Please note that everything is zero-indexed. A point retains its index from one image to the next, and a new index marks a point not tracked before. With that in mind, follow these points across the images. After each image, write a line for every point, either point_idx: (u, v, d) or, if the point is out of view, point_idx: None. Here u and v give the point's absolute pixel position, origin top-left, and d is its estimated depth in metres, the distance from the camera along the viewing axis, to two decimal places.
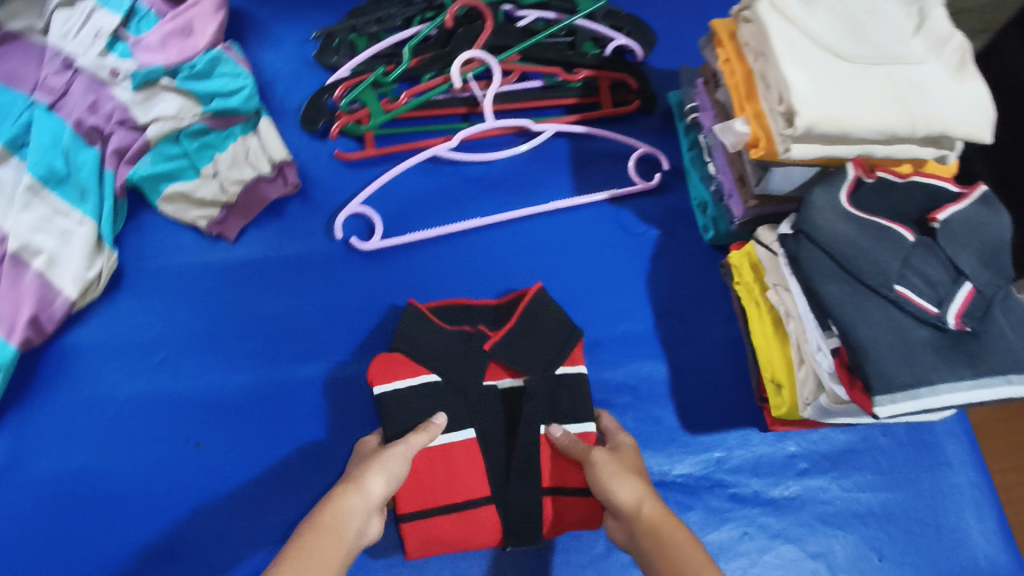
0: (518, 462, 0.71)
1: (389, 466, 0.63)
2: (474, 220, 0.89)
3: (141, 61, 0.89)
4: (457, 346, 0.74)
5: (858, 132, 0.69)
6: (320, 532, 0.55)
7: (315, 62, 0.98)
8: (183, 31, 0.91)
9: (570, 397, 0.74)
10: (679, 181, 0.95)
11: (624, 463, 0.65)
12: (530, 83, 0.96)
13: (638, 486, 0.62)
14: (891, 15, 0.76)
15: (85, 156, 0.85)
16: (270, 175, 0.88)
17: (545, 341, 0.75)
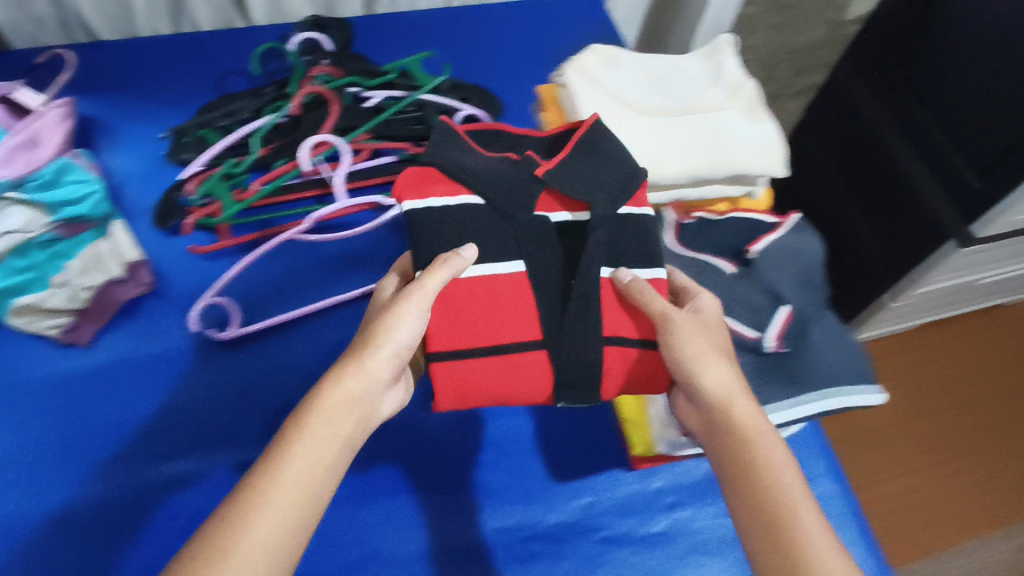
0: (573, 312, 0.68)
1: (397, 336, 0.63)
2: (333, 297, 0.92)
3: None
4: (502, 166, 0.72)
5: (668, 173, 0.74)
6: (316, 431, 0.57)
7: (166, 159, 0.99)
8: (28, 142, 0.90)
9: (636, 240, 0.72)
10: None
11: (712, 341, 0.65)
12: (384, 158, 0.99)
13: (727, 370, 0.63)
14: (688, 69, 0.83)
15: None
16: (123, 278, 0.88)
17: (602, 172, 0.73)
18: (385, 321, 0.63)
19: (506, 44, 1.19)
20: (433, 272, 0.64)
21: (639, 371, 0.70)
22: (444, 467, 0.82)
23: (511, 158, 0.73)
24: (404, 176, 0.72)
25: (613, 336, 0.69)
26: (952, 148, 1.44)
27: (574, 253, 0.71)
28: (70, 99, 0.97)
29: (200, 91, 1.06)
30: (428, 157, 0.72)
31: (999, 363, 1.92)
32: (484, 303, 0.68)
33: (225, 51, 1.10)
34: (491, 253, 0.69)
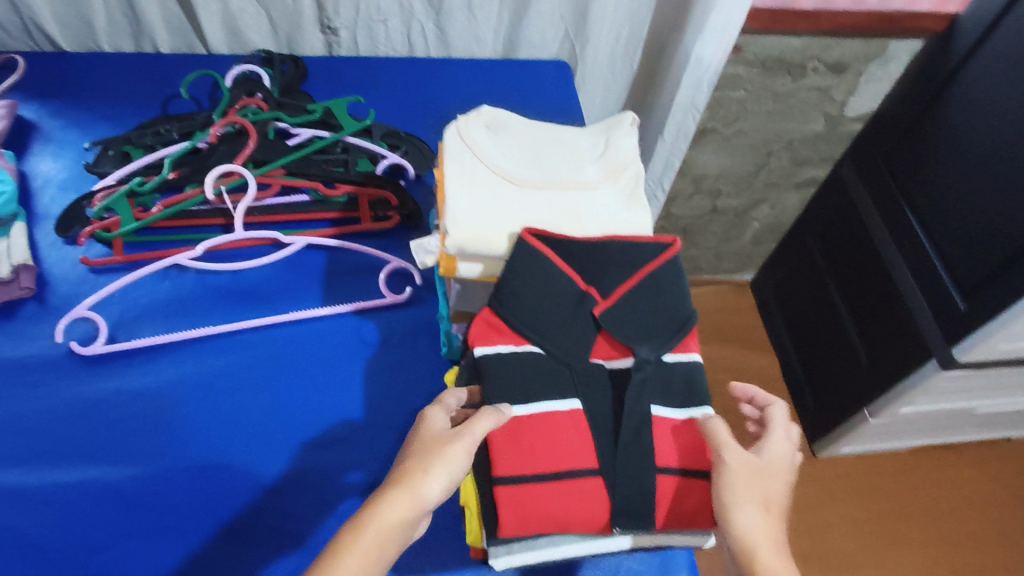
0: (626, 444, 0.63)
1: (454, 467, 0.59)
2: (210, 328, 0.89)
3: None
4: (562, 307, 0.68)
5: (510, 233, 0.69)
6: (357, 565, 0.53)
7: (86, 170, 1.01)
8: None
9: (685, 379, 0.69)
10: (430, 296, 0.96)
11: (753, 491, 0.60)
12: (297, 197, 0.99)
13: (762, 517, 0.58)
14: (575, 143, 0.80)
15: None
16: (5, 278, 0.87)
17: (659, 316, 0.70)
18: (437, 456, 0.59)
19: (458, 99, 1.18)
20: (480, 423, 0.61)
21: (694, 512, 0.63)
22: (265, 522, 0.77)
23: (577, 287, 0.69)
24: (473, 327, 0.69)
25: (667, 467, 0.63)
26: (940, 261, 1.30)
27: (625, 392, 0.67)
28: (12, 102, 1.03)
29: (142, 106, 1.09)
30: (497, 304, 0.68)
31: (1001, 501, 1.72)
32: (535, 429, 0.63)
33: (178, 74, 1.13)
34: (546, 392, 0.65)
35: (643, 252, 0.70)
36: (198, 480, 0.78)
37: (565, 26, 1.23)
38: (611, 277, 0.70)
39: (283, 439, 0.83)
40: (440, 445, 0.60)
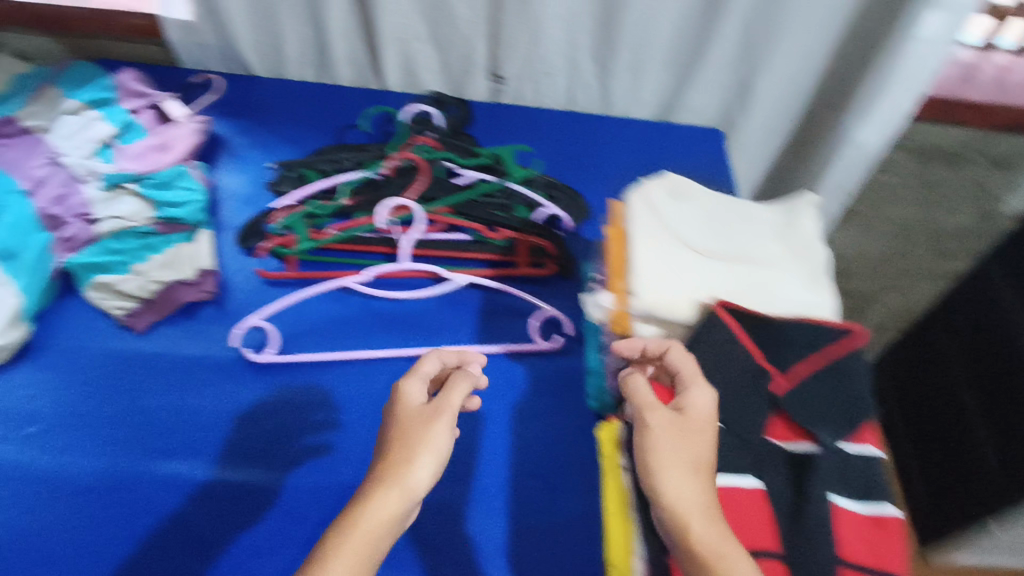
0: (804, 533, 0.59)
1: (436, 447, 0.68)
2: (370, 351, 0.93)
3: (118, 165, 1.07)
4: (737, 378, 0.68)
5: (697, 302, 0.71)
6: (359, 539, 0.61)
7: (266, 187, 1.08)
8: (165, 145, 1.09)
9: (864, 474, 0.64)
10: (577, 349, 0.97)
11: (681, 453, 0.60)
12: (458, 235, 1.03)
13: (688, 481, 0.59)
14: (756, 215, 0.80)
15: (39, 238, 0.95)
16: (190, 281, 0.95)
17: (838, 399, 0.67)
18: (421, 437, 0.68)
19: (612, 155, 1.21)
20: (453, 397, 0.71)
21: None
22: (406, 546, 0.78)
23: (756, 362, 0.69)
24: (647, 387, 0.70)
25: (852, 563, 0.58)
26: None
27: (804, 477, 0.63)
28: (208, 119, 1.12)
29: (319, 133, 1.16)
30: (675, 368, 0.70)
31: None
32: (714, 501, 0.62)
33: (353, 106, 1.20)
34: (723, 464, 0.64)
35: (824, 333, 0.69)
36: (319, 478, 0.82)
37: (724, 94, 1.24)
38: (789, 356, 0.69)
39: None
40: (422, 424, 0.69)
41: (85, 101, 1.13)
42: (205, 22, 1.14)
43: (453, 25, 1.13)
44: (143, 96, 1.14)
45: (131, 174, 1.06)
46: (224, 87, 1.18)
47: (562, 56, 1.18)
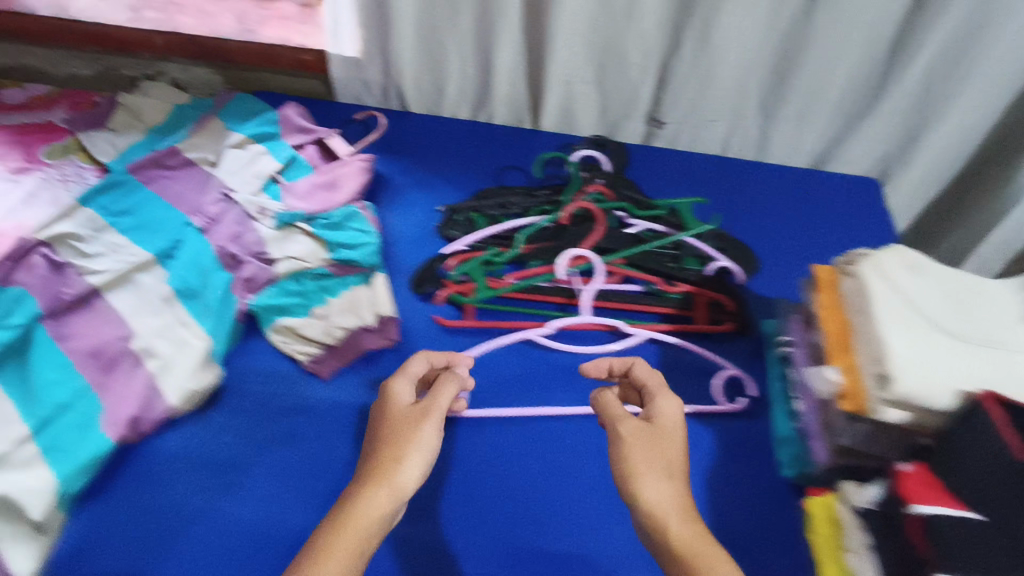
0: None
1: (423, 445, 0.72)
2: (557, 407, 0.90)
3: (288, 203, 1.06)
4: (1003, 473, 0.63)
5: (959, 393, 0.68)
6: (356, 528, 0.64)
7: (436, 231, 1.07)
8: (333, 184, 1.08)
9: None
10: (764, 412, 0.94)
11: (650, 459, 0.70)
12: (630, 286, 1.01)
13: (662, 487, 0.68)
14: (998, 298, 0.77)
15: (218, 276, 0.97)
16: (373, 327, 0.95)
17: None
18: (407, 437, 0.72)
19: (771, 205, 1.17)
20: (441, 399, 0.76)
21: None
22: None
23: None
24: (905, 478, 0.69)
25: None
26: None
27: None
28: (372, 156, 1.11)
29: (479, 175, 1.15)
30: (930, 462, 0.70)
31: None
32: None
33: (506, 149, 1.20)
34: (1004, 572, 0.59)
35: None
36: (525, 544, 0.80)
37: (887, 146, 1.20)
38: None
39: (617, 525, 0.82)
40: (410, 425, 0.73)
41: (250, 135, 1.12)
42: (372, 59, 1.12)
43: (624, 69, 1.12)
44: (307, 131, 1.13)
45: (301, 212, 1.05)
46: (385, 120, 1.15)
47: (727, 104, 1.15)
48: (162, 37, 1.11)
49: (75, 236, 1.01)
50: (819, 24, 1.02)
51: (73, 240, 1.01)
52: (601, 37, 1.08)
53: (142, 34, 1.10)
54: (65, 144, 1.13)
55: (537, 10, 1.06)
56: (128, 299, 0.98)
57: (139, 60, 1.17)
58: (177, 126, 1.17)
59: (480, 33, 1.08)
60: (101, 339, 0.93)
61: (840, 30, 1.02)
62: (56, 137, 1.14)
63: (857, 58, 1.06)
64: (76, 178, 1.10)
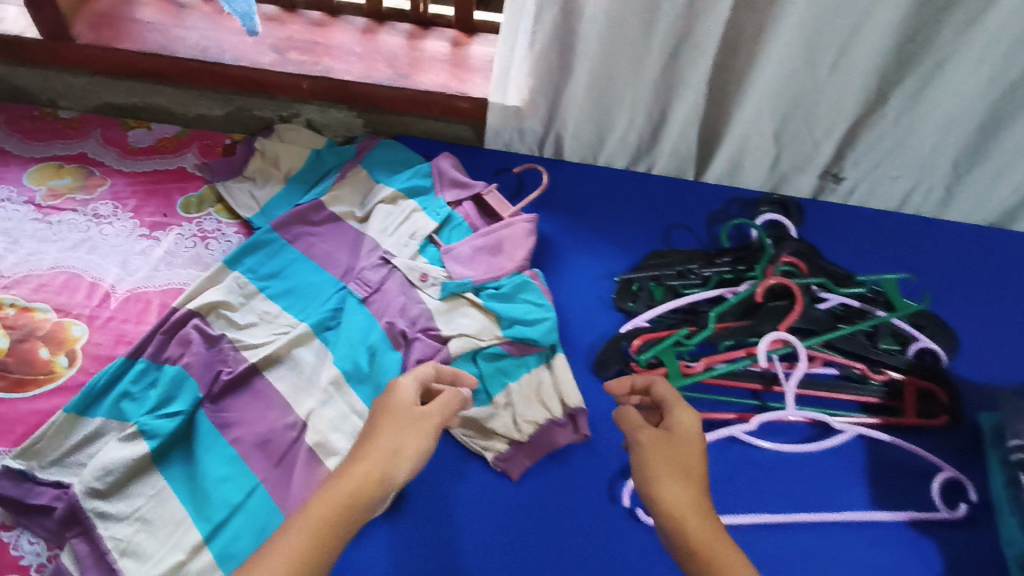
0: None
1: (417, 442, 0.70)
2: (766, 515, 0.84)
3: (452, 270, 0.97)
4: None
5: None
6: (336, 503, 0.63)
7: (610, 303, 0.98)
8: (497, 248, 0.99)
9: None
10: (991, 521, 0.86)
11: (671, 464, 0.67)
12: (828, 370, 0.93)
13: (676, 488, 0.65)
14: None
15: (390, 357, 0.90)
16: (562, 420, 0.87)
17: None
18: (398, 430, 0.70)
19: (961, 269, 1.07)
20: (437, 409, 0.73)
21: None
22: None
23: None
24: None
25: None
26: None
27: None
28: (535, 216, 1.02)
29: (645, 235, 1.06)
30: None
31: None
32: None
33: (668, 203, 1.10)
34: None
35: None
36: None
37: None
38: None
39: None
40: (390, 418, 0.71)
41: (401, 190, 1.04)
42: (535, 108, 1.03)
43: (811, 122, 1.02)
44: (463, 186, 1.04)
45: (469, 281, 0.96)
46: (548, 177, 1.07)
47: (916, 161, 1.06)
48: (309, 81, 1.02)
49: (228, 304, 0.94)
50: None
51: (227, 309, 0.94)
52: (792, 91, 0.98)
53: (288, 77, 1.01)
54: (200, 196, 1.06)
55: (726, 60, 0.97)
56: (288, 378, 0.91)
57: (275, 102, 1.08)
58: (321, 175, 1.07)
59: (658, 84, 0.98)
60: (268, 427, 0.87)
61: None
62: (191, 188, 1.06)
63: None
64: (216, 234, 1.03)
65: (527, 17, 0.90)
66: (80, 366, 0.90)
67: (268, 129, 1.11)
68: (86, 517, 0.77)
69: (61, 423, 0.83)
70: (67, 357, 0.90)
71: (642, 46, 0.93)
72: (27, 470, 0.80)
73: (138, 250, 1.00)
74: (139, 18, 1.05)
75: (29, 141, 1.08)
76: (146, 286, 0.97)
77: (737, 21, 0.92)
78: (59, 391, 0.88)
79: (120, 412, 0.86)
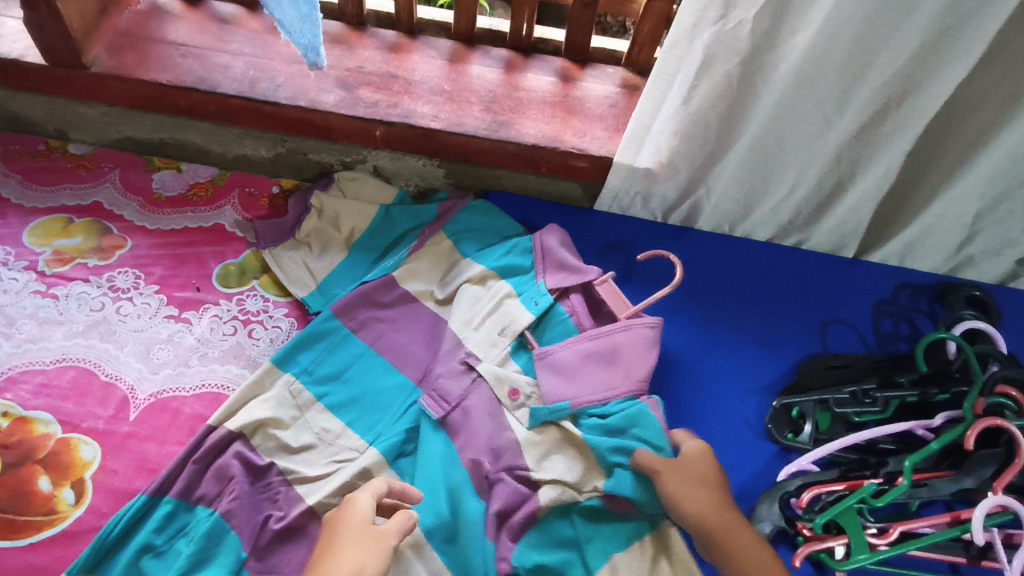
0: None
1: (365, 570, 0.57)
2: None
3: (545, 387, 0.73)
4: None
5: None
6: None
7: (764, 433, 0.79)
8: (610, 360, 0.74)
9: None
10: None
11: (687, 477, 0.66)
12: None
13: (696, 487, 0.66)
14: None
15: (473, 506, 0.68)
16: None
17: None
18: (346, 554, 0.58)
19: None
20: (396, 529, 0.60)
21: None
22: None
23: None
24: None
25: None
26: None
27: None
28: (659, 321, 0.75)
29: (795, 332, 0.86)
30: None
31: None
32: None
33: (822, 289, 0.89)
34: None
35: None
36: None
37: None
38: None
39: None
40: (343, 518, 0.61)
41: (493, 269, 0.82)
42: (672, 171, 0.81)
43: None
44: (572, 269, 0.80)
45: (566, 406, 0.71)
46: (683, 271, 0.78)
47: None
48: (383, 128, 0.81)
49: (277, 422, 0.73)
50: None
51: (275, 425, 0.73)
52: (1019, 171, 0.75)
53: (357, 122, 0.80)
54: (242, 264, 0.85)
55: (938, 126, 0.73)
56: None
57: (338, 146, 0.86)
58: (391, 246, 0.86)
59: (841, 152, 0.76)
60: None
61: None
62: (231, 253, 0.85)
63: None
64: (262, 317, 0.82)
65: (691, 67, 0.68)
66: (90, 502, 0.70)
67: (328, 178, 0.90)
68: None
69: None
70: (73, 490, 0.70)
71: (835, 108, 0.70)
72: None
73: (165, 337, 0.79)
74: (170, 38, 0.83)
75: (30, 185, 0.87)
76: (174, 387, 0.77)
77: (970, 82, 0.68)
78: (63, 539, 0.68)
79: (140, 572, 0.66)
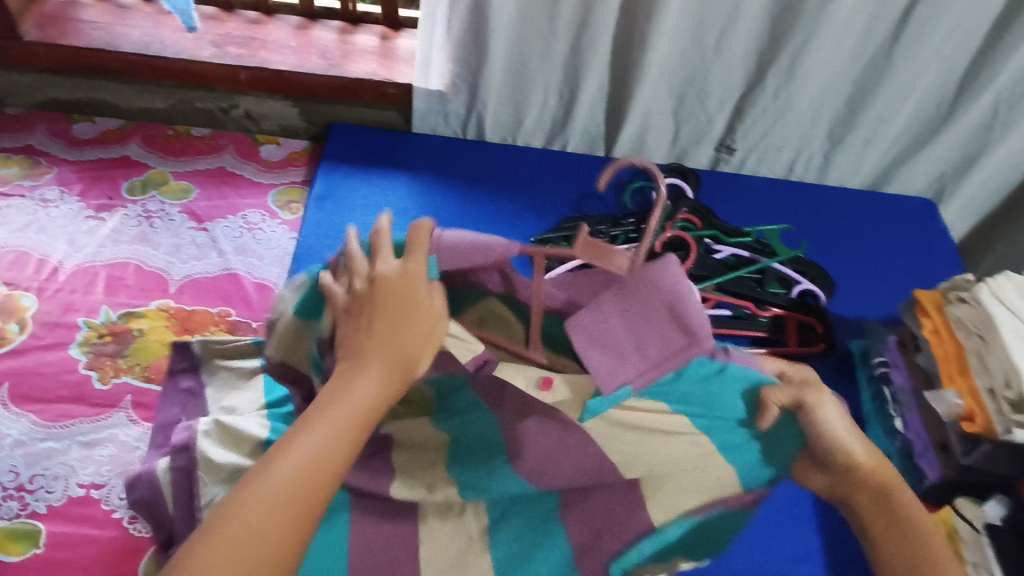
0: None
1: (409, 357, 0.59)
2: None
3: (597, 369, 0.61)
4: None
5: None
6: (331, 424, 0.55)
7: None
8: (659, 315, 0.60)
9: None
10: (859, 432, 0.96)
11: (852, 427, 0.62)
12: (720, 311, 1.03)
13: (840, 414, 0.61)
14: None
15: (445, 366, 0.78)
16: None
17: None
18: (400, 335, 0.59)
19: (841, 225, 1.20)
20: (442, 310, 0.62)
21: None
22: None
23: None
24: None
25: None
26: None
27: None
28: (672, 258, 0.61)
29: (558, 204, 1.15)
30: None
31: None
32: None
33: (583, 173, 1.20)
34: None
35: None
36: None
37: (945, 167, 1.22)
38: None
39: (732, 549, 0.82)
40: (401, 283, 0.60)
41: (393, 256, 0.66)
42: (455, 91, 1.14)
43: (704, 100, 1.14)
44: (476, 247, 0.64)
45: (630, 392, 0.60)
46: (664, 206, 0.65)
47: (798, 130, 1.18)
48: (245, 72, 1.12)
49: None
50: (899, 56, 1.05)
51: None
52: (683, 71, 1.10)
53: (225, 69, 1.12)
54: (144, 180, 1.14)
55: (624, 44, 1.09)
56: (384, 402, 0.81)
57: (215, 93, 1.17)
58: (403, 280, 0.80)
59: (567, 66, 1.10)
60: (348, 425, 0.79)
61: (917, 60, 1.05)
62: (135, 173, 1.14)
63: (929, 90, 1.10)
64: (160, 214, 1.10)
65: (443, 6, 1.02)
66: (30, 331, 0.96)
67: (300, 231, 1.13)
68: (198, 432, 0.82)
69: (240, 347, 0.93)
70: (17, 324, 0.96)
71: (550, 30, 1.05)
72: (197, 350, 0.93)
73: (85, 230, 1.07)
74: (84, 18, 1.14)
75: None
76: (93, 260, 1.04)
77: (630, 8, 1.04)
78: (9, 353, 0.93)
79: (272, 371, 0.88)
